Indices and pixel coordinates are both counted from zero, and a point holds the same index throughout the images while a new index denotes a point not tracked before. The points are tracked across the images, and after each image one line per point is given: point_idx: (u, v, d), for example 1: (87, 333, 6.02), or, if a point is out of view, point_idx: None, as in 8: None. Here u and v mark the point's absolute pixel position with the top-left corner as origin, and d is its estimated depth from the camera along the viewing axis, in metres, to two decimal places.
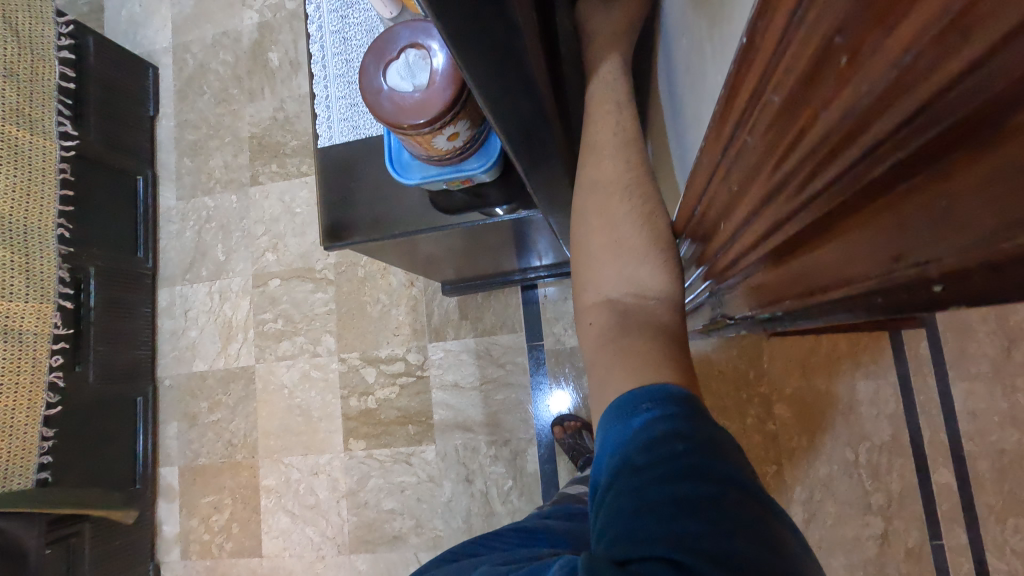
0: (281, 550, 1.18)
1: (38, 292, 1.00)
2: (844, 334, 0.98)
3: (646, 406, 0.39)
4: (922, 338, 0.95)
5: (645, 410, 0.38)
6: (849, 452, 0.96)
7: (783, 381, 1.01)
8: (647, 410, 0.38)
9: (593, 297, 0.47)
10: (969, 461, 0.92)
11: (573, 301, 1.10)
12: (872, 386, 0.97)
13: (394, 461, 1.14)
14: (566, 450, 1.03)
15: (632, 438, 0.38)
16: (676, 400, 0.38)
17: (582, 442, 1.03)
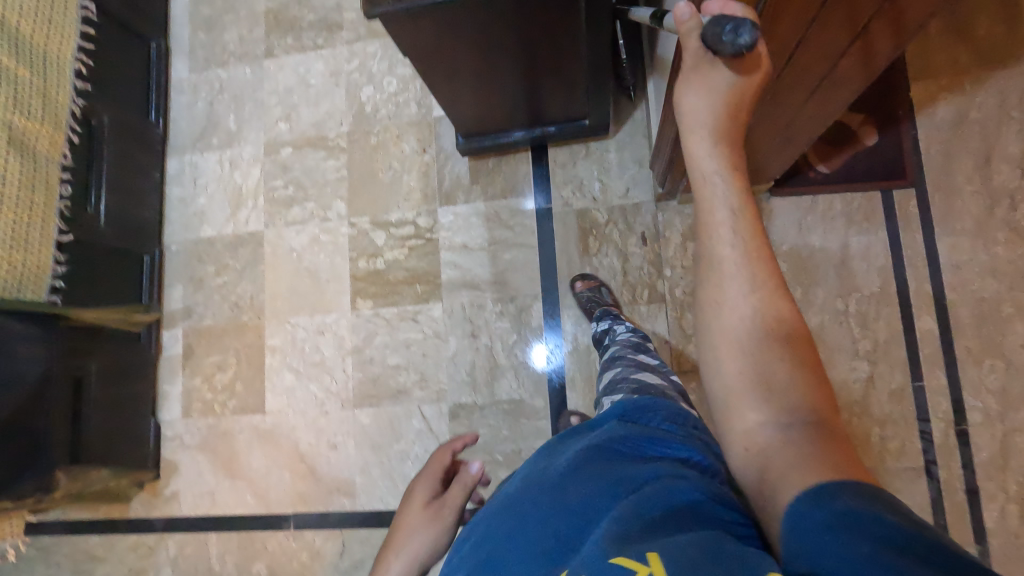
0: (285, 407, 1.20)
1: (52, 118, 1.01)
2: (838, 196, 1.04)
3: (841, 493, 0.35)
4: (912, 198, 1.01)
5: (841, 497, 0.34)
6: (841, 304, 1.01)
7: (781, 240, 1.05)
8: (842, 497, 0.34)
9: (743, 424, 0.45)
10: (951, 308, 0.98)
11: (582, 165, 1.14)
12: (864, 242, 1.02)
13: (400, 319, 1.17)
14: (583, 303, 1.07)
15: (831, 524, 0.33)
16: (866, 492, 0.35)
17: (600, 295, 1.06)
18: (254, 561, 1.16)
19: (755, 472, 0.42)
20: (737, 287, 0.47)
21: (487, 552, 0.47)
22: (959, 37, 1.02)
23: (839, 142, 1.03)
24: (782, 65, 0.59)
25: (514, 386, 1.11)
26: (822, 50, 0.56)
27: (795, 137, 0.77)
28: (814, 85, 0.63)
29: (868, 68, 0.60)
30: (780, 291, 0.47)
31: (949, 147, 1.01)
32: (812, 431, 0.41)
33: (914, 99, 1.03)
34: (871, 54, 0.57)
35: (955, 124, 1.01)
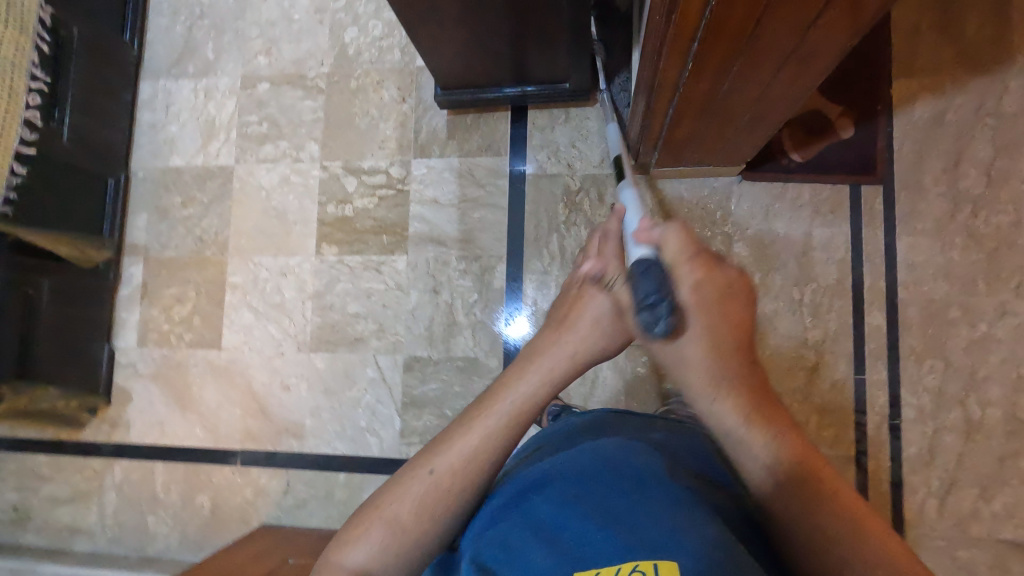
0: (241, 345, 1.19)
1: (17, 21, 0.97)
2: (807, 185, 1.04)
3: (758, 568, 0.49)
4: (878, 194, 1.02)
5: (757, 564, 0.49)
6: (796, 293, 1.03)
7: (747, 224, 1.05)
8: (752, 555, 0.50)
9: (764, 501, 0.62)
10: (901, 306, 1.00)
11: (560, 130, 1.13)
12: (827, 234, 1.03)
13: (364, 268, 1.17)
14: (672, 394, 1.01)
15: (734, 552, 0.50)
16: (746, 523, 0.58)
17: None
18: (199, 492, 1.18)
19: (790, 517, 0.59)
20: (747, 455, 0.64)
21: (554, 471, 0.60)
22: (946, 36, 1.02)
23: (816, 131, 1.02)
24: (744, 39, 0.59)
25: (470, 344, 1.12)
26: (785, 24, 0.55)
27: (768, 113, 0.76)
28: (783, 56, 0.62)
29: (840, 37, 0.59)
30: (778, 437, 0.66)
31: (921, 147, 1.02)
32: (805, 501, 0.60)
33: (893, 95, 1.03)
34: (843, 22, 0.56)
35: (929, 125, 1.02)
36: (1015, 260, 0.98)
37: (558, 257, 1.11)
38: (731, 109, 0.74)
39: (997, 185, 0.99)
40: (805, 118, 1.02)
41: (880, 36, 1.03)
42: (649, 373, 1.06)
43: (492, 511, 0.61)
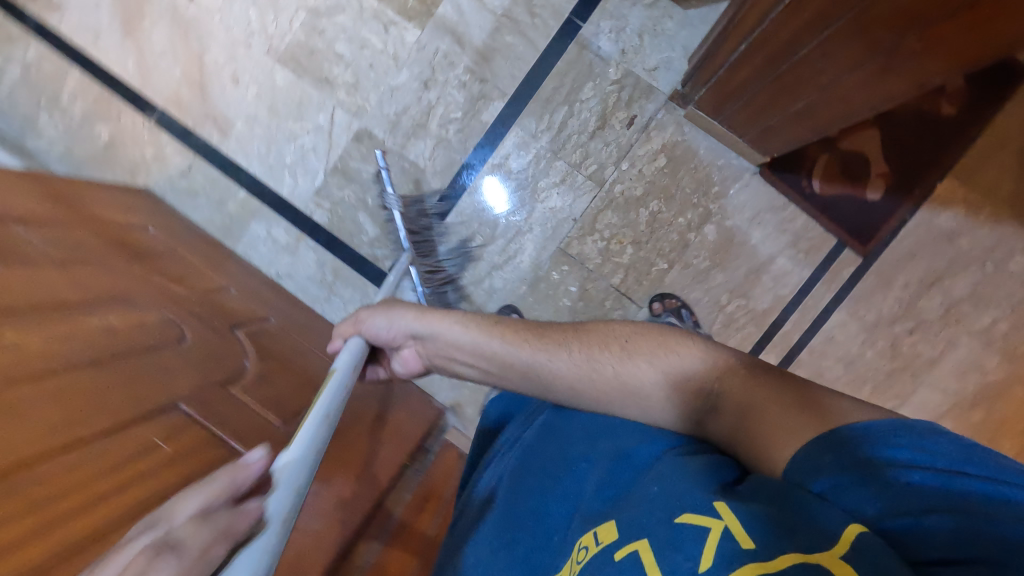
0: (213, 10, 1.08)
1: None
2: (805, 216, 1.01)
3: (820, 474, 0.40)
4: (854, 263, 1.01)
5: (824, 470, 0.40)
6: (724, 299, 1.03)
7: (730, 214, 1.02)
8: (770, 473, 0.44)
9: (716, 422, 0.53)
10: (793, 364, 1.03)
11: (638, 11, 1.01)
12: (787, 267, 1.02)
13: (373, 17, 1.05)
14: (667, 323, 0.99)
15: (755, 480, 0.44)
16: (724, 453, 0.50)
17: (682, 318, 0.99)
18: (100, 122, 1.11)
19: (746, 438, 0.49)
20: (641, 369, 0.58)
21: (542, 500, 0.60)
22: (1018, 171, 0.98)
23: (850, 174, 1.00)
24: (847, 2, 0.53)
25: (425, 154, 1.06)
26: (890, 13, 0.50)
27: (822, 112, 0.70)
28: (873, 51, 0.56)
29: (937, 61, 0.53)
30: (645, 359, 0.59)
31: (918, 250, 1.00)
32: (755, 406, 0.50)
33: (934, 189, 0.99)
34: (950, 43, 0.50)
35: (940, 237, 0.99)
36: (905, 388, 1.02)
37: (554, 130, 1.04)
38: (794, 83, 0.68)
39: (946, 322, 1.00)
40: (849, 158, 0.99)
41: (965, 134, 0.98)
42: (557, 283, 1.06)
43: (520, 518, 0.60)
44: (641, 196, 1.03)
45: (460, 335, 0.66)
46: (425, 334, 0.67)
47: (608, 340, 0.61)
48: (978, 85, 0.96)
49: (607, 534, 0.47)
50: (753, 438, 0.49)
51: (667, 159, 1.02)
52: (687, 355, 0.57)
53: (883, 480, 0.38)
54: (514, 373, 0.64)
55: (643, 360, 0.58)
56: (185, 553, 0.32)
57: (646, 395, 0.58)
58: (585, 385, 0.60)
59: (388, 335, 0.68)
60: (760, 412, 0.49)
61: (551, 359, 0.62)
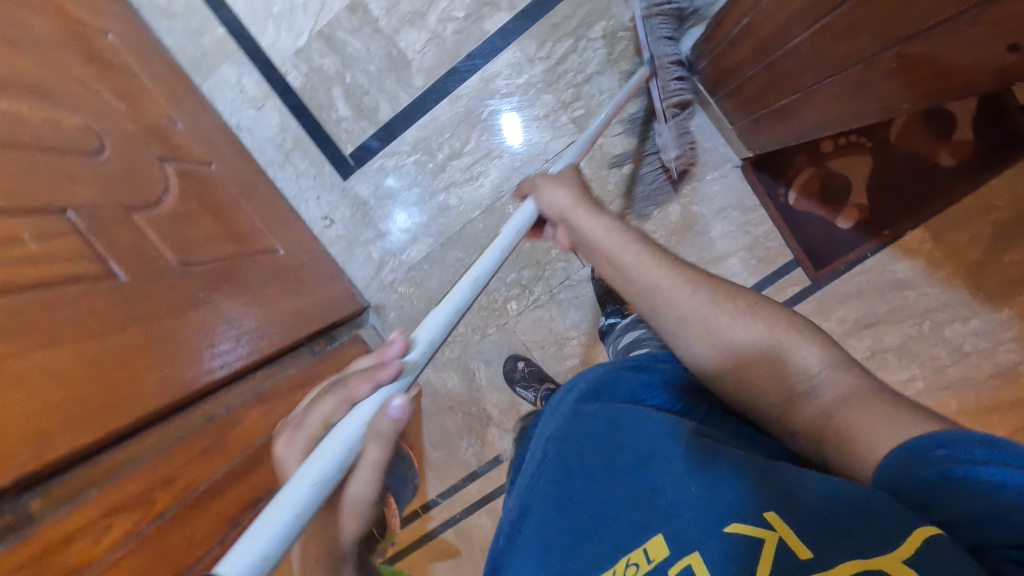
0: None
1: None
2: (769, 224, 0.99)
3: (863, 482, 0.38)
4: (800, 283, 1.00)
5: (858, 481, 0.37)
6: None
7: (699, 200, 1.00)
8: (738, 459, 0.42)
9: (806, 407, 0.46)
10: None
11: None
12: (736, 269, 1.00)
13: None
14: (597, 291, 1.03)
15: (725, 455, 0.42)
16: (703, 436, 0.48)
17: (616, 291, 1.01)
18: None
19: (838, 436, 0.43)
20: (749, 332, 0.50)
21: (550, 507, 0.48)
22: (989, 244, 0.94)
23: (827, 194, 0.98)
24: None
25: (416, 47, 1.01)
26: (892, 8, 0.46)
27: (797, 118, 0.67)
28: (856, 60, 0.53)
29: (907, 91, 0.50)
30: (759, 320, 0.51)
31: (866, 289, 0.99)
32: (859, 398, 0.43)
33: (903, 235, 0.97)
34: (920, 76, 0.47)
35: (890, 283, 0.98)
36: None
37: (552, 62, 0.99)
38: (782, 76, 0.65)
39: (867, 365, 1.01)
40: (831, 178, 0.98)
41: (953, 189, 0.94)
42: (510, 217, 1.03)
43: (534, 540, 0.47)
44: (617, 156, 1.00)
45: (600, 232, 0.59)
46: (567, 222, 0.62)
47: (738, 295, 0.53)
48: (983, 150, 0.93)
49: (653, 547, 0.39)
50: (835, 437, 0.43)
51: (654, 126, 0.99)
52: (808, 335, 0.49)
53: (959, 478, 0.34)
54: (633, 288, 0.57)
55: (761, 324, 0.50)
56: (315, 412, 0.40)
57: (749, 361, 0.50)
58: (688, 331, 0.54)
59: (550, 205, 0.63)
60: (853, 406, 0.43)
61: (673, 290, 0.54)
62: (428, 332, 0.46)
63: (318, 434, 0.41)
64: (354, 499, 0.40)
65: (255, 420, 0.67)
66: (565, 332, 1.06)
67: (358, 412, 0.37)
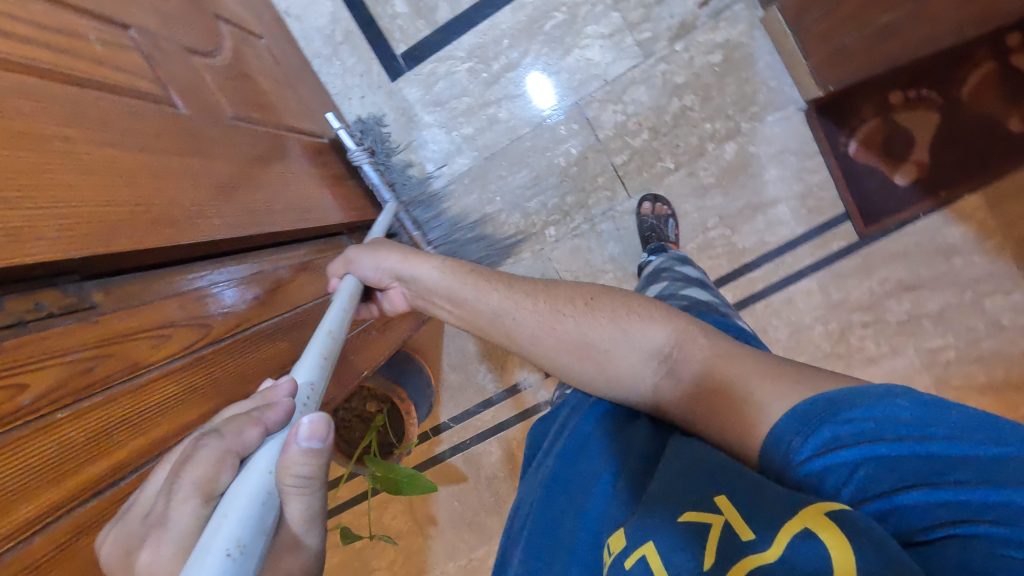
0: None
1: None
2: (825, 173, 0.97)
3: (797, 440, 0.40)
4: (847, 239, 0.98)
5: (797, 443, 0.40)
6: (710, 223, 1.00)
7: (758, 141, 0.97)
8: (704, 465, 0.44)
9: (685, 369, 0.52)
10: (744, 312, 1.01)
11: None
12: (784, 216, 0.98)
13: None
14: (642, 229, 0.98)
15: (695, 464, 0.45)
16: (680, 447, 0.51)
17: (663, 225, 0.97)
18: None
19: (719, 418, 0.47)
20: (612, 333, 0.56)
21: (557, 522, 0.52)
22: None
23: (888, 147, 0.96)
24: None
25: None
26: None
27: (899, 37, 0.77)
28: None
29: None
30: (609, 317, 0.57)
31: (913, 252, 0.97)
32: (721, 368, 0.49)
33: (959, 198, 0.95)
34: None
35: (940, 248, 0.96)
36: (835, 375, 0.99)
37: None
38: None
39: (901, 330, 0.97)
40: (895, 132, 0.95)
41: (1017, 154, 0.92)
42: (560, 139, 1.00)
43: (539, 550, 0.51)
44: (680, 85, 0.97)
45: (435, 278, 0.64)
46: (410, 278, 0.64)
47: (575, 296, 0.60)
48: None
49: (618, 542, 0.43)
50: (716, 410, 0.48)
51: (722, 58, 0.96)
52: (647, 317, 0.56)
53: (849, 462, 0.37)
54: (489, 324, 0.63)
55: (603, 317, 0.57)
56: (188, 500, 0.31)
57: (615, 365, 0.55)
58: (552, 350, 0.59)
59: (371, 272, 0.64)
60: (714, 376, 0.49)
61: (517, 309, 0.61)
62: (306, 375, 0.44)
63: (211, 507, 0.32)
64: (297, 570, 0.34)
65: (301, 285, 0.65)
66: (600, 264, 1.02)
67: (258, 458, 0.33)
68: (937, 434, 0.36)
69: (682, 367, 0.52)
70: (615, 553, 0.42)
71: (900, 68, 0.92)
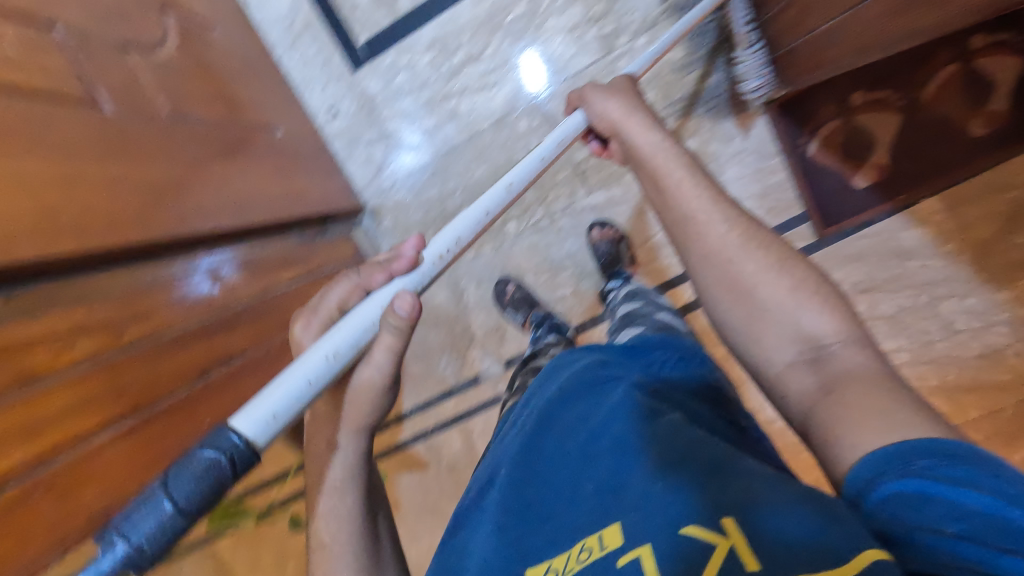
0: None
1: None
2: (784, 174, 0.96)
3: (871, 476, 0.34)
4: (804, 241, 0.97)
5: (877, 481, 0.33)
6: None
7: (718, 141, 0.98)
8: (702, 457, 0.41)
9: (839, 366, 0.40)
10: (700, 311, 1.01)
11: None
12: None
13: None
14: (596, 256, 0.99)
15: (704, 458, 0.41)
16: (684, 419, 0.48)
17: (617, 251, 0.99)
18: None
19: (826, 414, 0.38)
20: (772, 289, 0.44)
21: (535, 480, 0.50)
22: (1003, 222, 0.90)
23: (849, 149, 0.96)
24: None
25: None
26: None
27: (840, 44, 0.74)
28: None
29: None
30: (797, 289, 0.44)
31: (870, 254, 0.96)
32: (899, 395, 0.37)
33: (918, 203, 0.94)
34: None
35: (897, 252, 0.95)
36: None
37: None
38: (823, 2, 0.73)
39: None
40: (856, 134, 0.95)
41: (974, 161, 0.91)
42: (520, 134, 0.99)
43: (504, 502, 0.49)
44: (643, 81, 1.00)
45: (655, 145, 0.53)
46: (624, 136, 0.56)
47: (770, 246, 0.46)
48: (1015, 124, 0.88)
49: (608, 536, 0.40)
50: (824, 421, 0.38)
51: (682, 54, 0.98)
52: (833, 302, 0.43)
53: (932, 506, 0.32)
54: (668, 219, 0.51)
55: (788, 281, 0.44)
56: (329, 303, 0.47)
57: (763, 323, 0.44)
58: (714, 277, 0.47)
59: (599, 117, 0.58)
60: (862, 386, 0.37)
61: (709, 223, 0.48)
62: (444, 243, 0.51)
63: (334, 318, 0.47)
64: (366, 382, 0.45)
65: (234, 287, 0.66)
66: (559, 261, 1.04)
67: (374, 296, 0.45)
68: (1007, 495, 0.30)
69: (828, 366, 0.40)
70: (608, 548, 0.40)
71: (859, 68, 0.91)
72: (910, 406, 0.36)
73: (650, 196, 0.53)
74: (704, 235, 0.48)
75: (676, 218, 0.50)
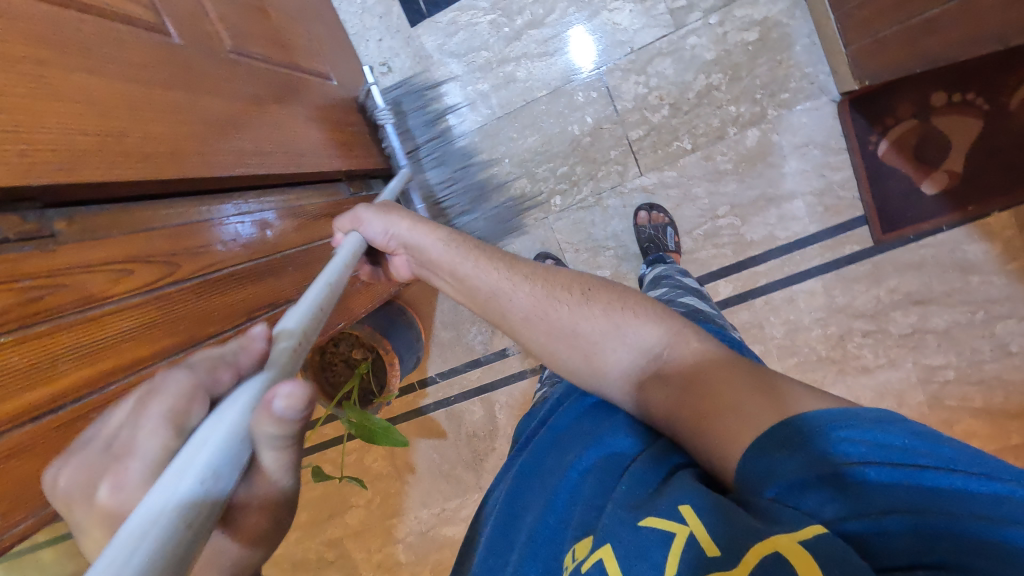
0: None
1: None
2: (848, 171, 0.92)
3: (831, 435, 0.35)
4: (861, 243, 0.93)
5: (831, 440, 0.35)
6: (720, 210, 0.97)
7: (783, 130, 0.93)
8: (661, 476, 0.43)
9: (680, 351, 0.47)
10: (741, 305, 0.98)
11: None
12: (799, 212, 0.94)
13: None
14: (641, 240, 0.95)
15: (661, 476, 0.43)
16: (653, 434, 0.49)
17: (661, 237, 0.95)
18: None
19: (692, 421, 0.43)
20: (598, 322, 0.50)
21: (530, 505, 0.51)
22: None
23: (920, 151, 0.91)
24: None
25: None
26: None
27: (943, 36, 0.70)
28: None
29: None
30: (613, 304, 0.51)
31: (929, 264, 0.91)
32: (721, 362, 0.45)
33: (990, 214, 0.89)
34: None
35: (958, 264, 0.90)
36: (825, 380, 0.96)
37: None
38: None
39: (902, 343, 0.93)
40: (931, 135, 0.90)
41: None
42: (577, 107, 0.98)
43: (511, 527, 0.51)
44: (709, 62, 0.93)
45: (438, 247, 0.57)
46: (411, 244, 0.58)
47: (574, 284, 0.53)
48: None
49: (580, 549, 0.41)
50: (703, 412, 0.42)
51: (757, 37, 0.92)
52: (641, 313, 0.50)
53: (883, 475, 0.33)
54: (485, 297, 0.55)
55: (598, 309, 0.51)
56: (150, 423, 0.28)
57: (605, 358, 0.49)
58: (545, 334, 0.52)
59: (376, 231, 0.59)
60: (699, 379, 0.44)
61: (516, 291, 0.53)
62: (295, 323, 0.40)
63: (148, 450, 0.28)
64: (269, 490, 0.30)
65: (284, 233, 0.65)
66: (603, 240, 1.00)
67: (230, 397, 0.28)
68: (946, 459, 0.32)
69: (665, 367, 0.47)
70: (577, 559, 0.40)
71: (945, 66, 0.88)
72: (769, 389, 0.41)
73: (471, 300, 0.57)
74: (519, 302, 0.53)
75: (495, 297, 0.54)
